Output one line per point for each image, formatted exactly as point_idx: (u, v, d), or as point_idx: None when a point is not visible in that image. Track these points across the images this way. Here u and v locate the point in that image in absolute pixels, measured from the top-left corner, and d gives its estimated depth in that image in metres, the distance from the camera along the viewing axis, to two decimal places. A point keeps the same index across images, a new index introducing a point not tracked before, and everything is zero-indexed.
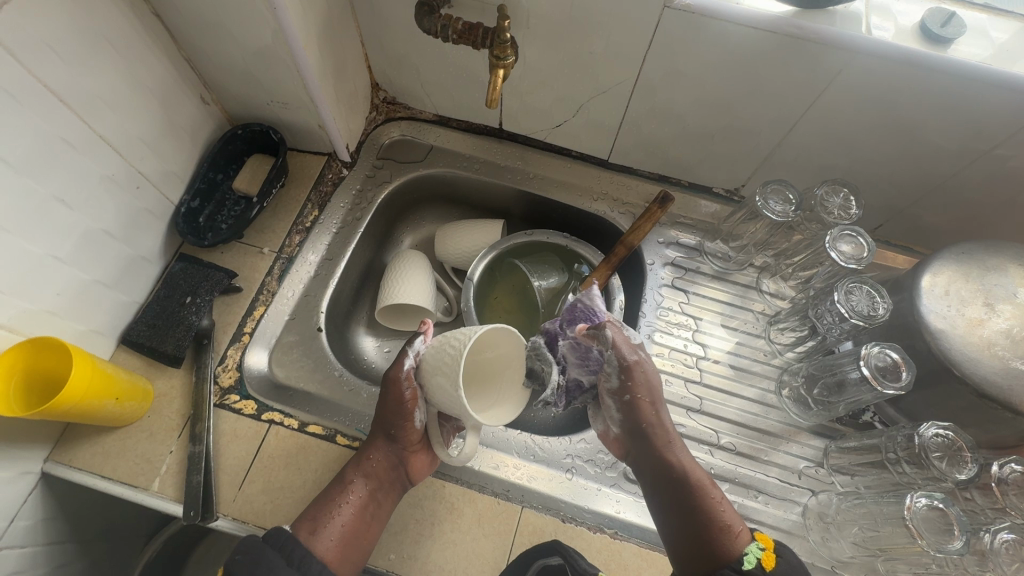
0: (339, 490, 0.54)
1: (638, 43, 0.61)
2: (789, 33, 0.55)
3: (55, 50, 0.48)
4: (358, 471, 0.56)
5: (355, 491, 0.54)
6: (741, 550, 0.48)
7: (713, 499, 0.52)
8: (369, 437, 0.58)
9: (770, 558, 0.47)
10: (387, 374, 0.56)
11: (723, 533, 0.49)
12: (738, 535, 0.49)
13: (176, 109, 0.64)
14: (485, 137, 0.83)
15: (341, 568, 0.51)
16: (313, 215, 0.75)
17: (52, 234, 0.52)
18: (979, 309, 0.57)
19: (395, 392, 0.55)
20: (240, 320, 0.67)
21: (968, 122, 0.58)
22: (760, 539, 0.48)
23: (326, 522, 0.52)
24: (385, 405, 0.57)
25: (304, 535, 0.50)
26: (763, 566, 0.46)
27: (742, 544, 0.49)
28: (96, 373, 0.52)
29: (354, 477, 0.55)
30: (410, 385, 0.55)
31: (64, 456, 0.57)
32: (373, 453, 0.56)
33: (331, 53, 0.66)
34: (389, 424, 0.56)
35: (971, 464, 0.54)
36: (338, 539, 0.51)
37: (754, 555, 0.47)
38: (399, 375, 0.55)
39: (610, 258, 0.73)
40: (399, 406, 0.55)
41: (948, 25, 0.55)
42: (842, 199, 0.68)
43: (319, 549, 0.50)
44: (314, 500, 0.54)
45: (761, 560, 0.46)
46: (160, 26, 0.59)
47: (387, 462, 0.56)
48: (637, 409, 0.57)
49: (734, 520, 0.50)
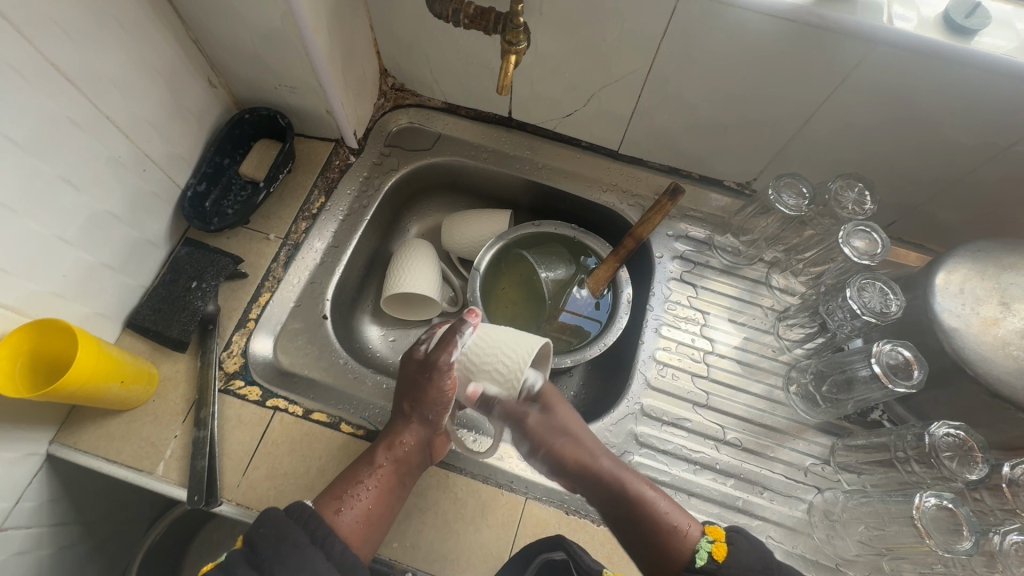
0: (366, 472, 0.55)
1: (653, 31, 0.60)
2: (808, 23, 0.54)
3: (62, 28, 0.48)
4: (387, 454, 0.56)
5: (382, 475, 0.55)
6: (694, 545, 0.54)
7: (660, 509, 0.56)
8: (399, 416, 0.58)
9: (720, 548, 0.53)
10: (433, 360, 0.54)
11: (676, 538, 0.55)
12: (689, 536, 0.55)
13: (183, 92, 0.63)
14: (494, 126, 0.82)
15: (363, 547, 0.53)
16: (320, 202, 0.74)
17: (59, 215, 0.52)
18: (993, 307, 0.56)
19: (437, 380, 0.54)
20: (246, 306, 0.67)
21: (988, 118, 0.57)
22: (709, 532, 0.54)
23: (352, 502, 0.53)
24: (421, 388, 0.56)
25: (329, 514, 0.52)
26: (715, 558, 0.52)
27: (692, 541, 0.54)
28: (102, 356, 0.52)
29: (383, 460, 0.56)
30: (451, 377, 0.54)
31: (70, 438, 0.57)
32: (404, 436, 0.57)
33: (340, 37, 0.65)
34: (422, 407, 0.56)
35: (982, 464, 0.54)
36: (362, 520, 0.53)
37: (706, 549, 0.53)
38: (443, 366, 0.53)
39: (620, 250, 0.71)
40: (438, 392, 0.54)
41: (973, 15, 0.53)
42: (857, 193, 0.66)
43: (342, 529, 0.52)
44: (339, 477, 0.55)
45: (712, 553, 0.53)
46: (168, 7, 0.58)
47: (415, 445, 0.57)
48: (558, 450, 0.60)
49: (685, 522, 0.55)
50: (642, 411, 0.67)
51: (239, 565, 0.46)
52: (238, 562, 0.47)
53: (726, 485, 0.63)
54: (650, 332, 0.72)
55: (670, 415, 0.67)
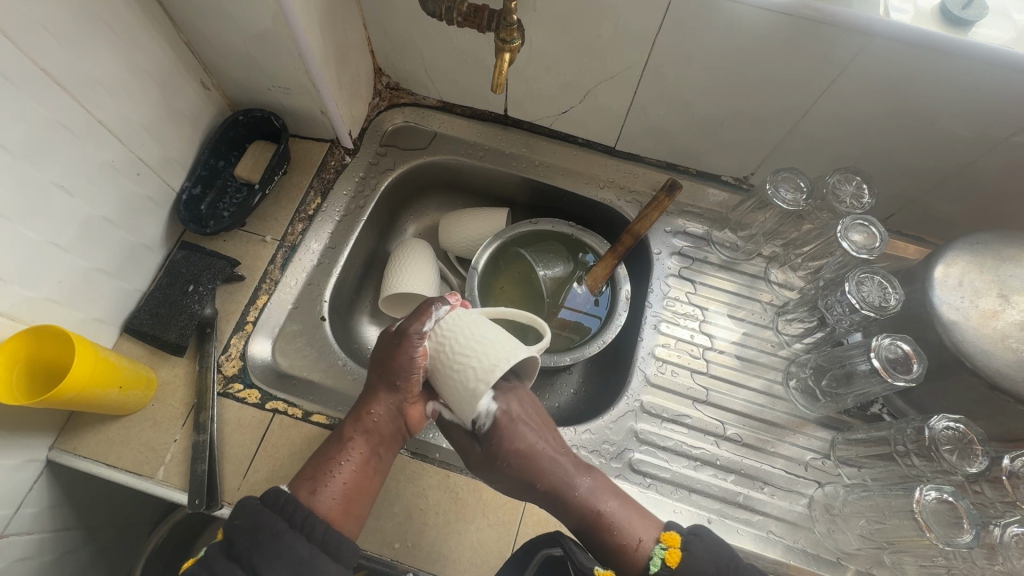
0: (339, 447, 0.54)
1: (648, 27, 0.60)
2: (804, 16, 0.53)
3: (51, 33, 0.47)
4: (358, 427, 0.55)
5: (356, 449, 0.54)
6: (646, 555, 0.52)
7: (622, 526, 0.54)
8: (370, 390, 0.57)
9: (674, 554, 0.51)
10: (403, 331, 0.52)
11: (626, 552, 0.53)
12: (641, 548, 0.53)
13: (176, 95, 0.63)
14: (490, 124, 0.82)
15: (343, 522, 0.51)
16: (316, 203, 0.74)
17: (53, 221, 0.52)
18: (992, 300, 0.56)
19: (405, 348, 0.52)
20: (244, 309, 0.67)
21: (984, 110, 0.57)
22: (665, 539, 0.53)
23: (328, 480, 0.52)
24: (391, 362, 0.54)
25: (304, 495, 0.51)
26: (666, 564, 0.51)
27: (646, 549, 0.53)
28: (100, 362, 0.52)
29: (355, 433, 0.55)
30: (422, 343, 0.52)
31: (69, 444, 0.57)
32: (373, 408, 0.55)
33: (333, 37, 0.65)
34: (392, 376, 0.54)
35: (982, 457, 0.54)
36: (341, 497, 0.52)
37: (659, 556, 0.52)
38: (411, 332, 0.51)
39: (616, 248, 0.72)
40: (409, 362, 0.53)
41: (969, 7, 0.53)
42: (855, 187, 0.66)
43: (321, 509, 0.51)
44: (313, 459, 0.54)
45: (665, 559, 0.51)
46: (159, 10, 0.58)
47: (387, 415, 0.55)
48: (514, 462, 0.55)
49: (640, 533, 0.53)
50: (642, 408, 0.67)
51: (219, 559, 0.46)
52: (217, 556, 0.47)
53: (726, 481, 0.63)
54: (649, 329, 0.72)
55: (670, 412, 0.67)
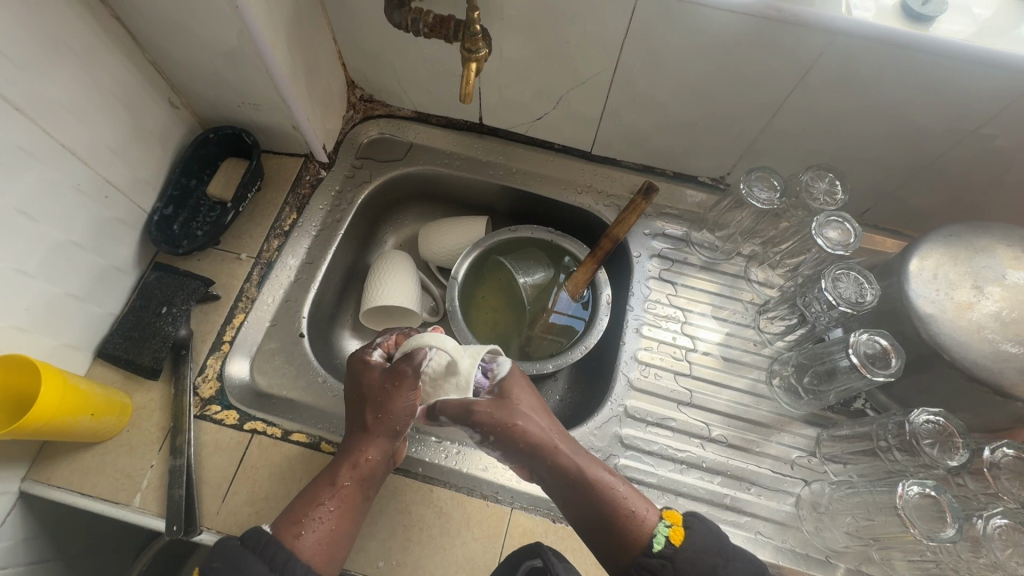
0: (328, 492, 0.51)
1: (615, 32, 0.60)
2: (768, 17, 0.54)
3: (9, 59, 0.47)
4: (350, 472, 0.52)
5: (347, 495, 0.51)
6: (651, 530, 0.49)
7: (626, 502, 0.50)
8: (356, 433, 0.54)
9: (678, 532, 0.48)
10: (403, 372, 0.52)
11: (630, 525, 0.49)
12: (646, 523, 0.49)
13: (143, 115, 0.62)
14: (466, 134, 0.81)
15: (328, 569, 0.48)
16: (292, 219, 0.74)
17: (17, 248, 0.51)
18: (968, 292, 0.56)
19: (403, 391, 0.52)
20: (220, 328, 0.66)
21: (949, 104, 0.57)
22: (667, 516, 0.49)
23: (313, 525, 0.48)
24: (390, 404, 0.52)
25: (290, 540, 0.47)
26: (672, 542, 0.48)
27: (650, 525, 0.49)
28: (69, 389, 0.51)
29: (347, 479, 0.51)
30: (417, 388, 0.53)
31: (42, 474, 0.56)
32: (368, 451, 0.52)
33: (302, 52, 0.65)
34: (387, 419, 0.53)
35: (963, 449, 0.55)
36: (331, 544, 0.49)
37: (663, 533, 0.48)
38: (411, 376, 0.52)
39: (597, 251, 0.71)
40: (406, 403, 0.53)
41: (929, 2, 0.53)
42: (828, 184, 0.67)
43: (308, 555, 0.47)
44: (297, 501, 0.50)
45: (670, 537, 0.48)
46: (122, 30, 0.57)
47: (380, 459, 0.53)
48: (506, 437, 0.51)
49: (643, 508, 0.50)
50: (626, 413, 0.67)
51: None
52: None
53: (712, 483, 0.63)
54: (631, 332, 0.72)
55: (655, 416, 0.67)
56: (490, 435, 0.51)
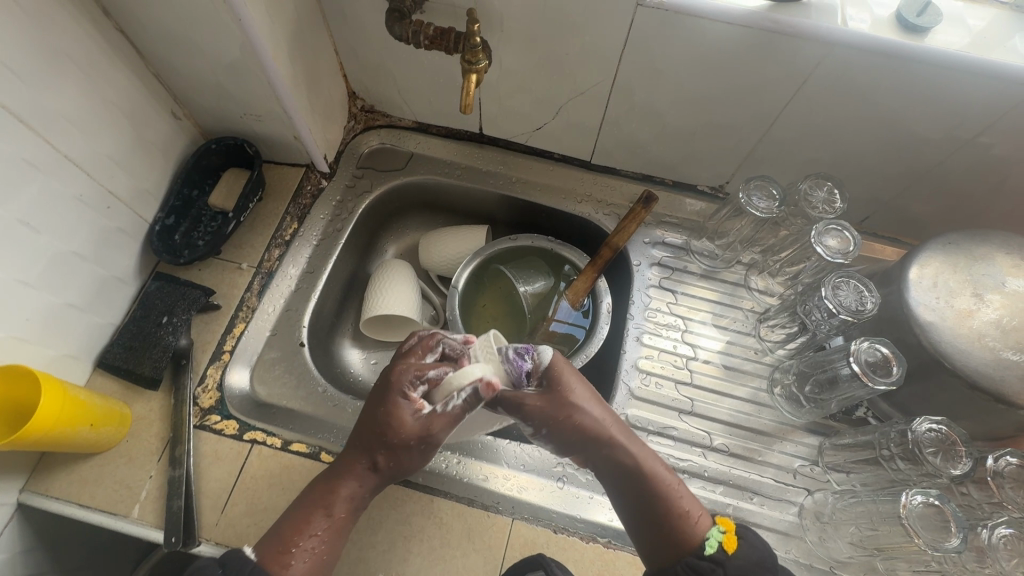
0: (322, 521, 0.50)
1: (613, 43, 0.60)
2: (764, 28, 0.55)
3: (13, 72, 0.47)
4: (347, 505, 0.51)
5: (338, 527, 0.50)
6: (703, 535, 0.51)
7: (677, 499, 0.52)
8: (358, 463, 0.52)
9: (731, 540, 0.50)
10: (436, 426, 0.50)
11: (681, 524, 0.51)
12: (696, 524, 0.51)
13: (146, 126, 0.63)
14: (466, 143, 0.82)
15: None
16: (293, 228, 0.74)
17: (17, 259, 0.51)
18: (968, 299, 0.56)
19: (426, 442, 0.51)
20: (220, 338, 0.66)
21: (946, 113, 0.58)
22: (721, 522, 0.51)
23: (305, 555, 0.48)
24: (409, 450, 0.51)
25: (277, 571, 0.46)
26: (724, 548, 0.49)
27: (703, 528, 0.51)
28: (69, 400, 0.51)
29: (342, 512, 0.50)
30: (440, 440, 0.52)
31: (41, 485, 0.56)
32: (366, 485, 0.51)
33: (303, 64, 0.65)
34: (397, 461, 0.51)
35: (966, 458, 0.54)
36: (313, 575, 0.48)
37: (716, 538, 0.50)
38: (441, 428, 0.50)
39: (597, 260, 0.71)
40: (424, 452, 0.52)
41: (924, 14, 0.54)
42: (826, 192, 0.67)
43: None
44: (289, 525, 0.49)
45: (722, 543, 0.50)
46: (125, 43, 0.58)
47: (373, 491, 0.53)
48: (561, 425, 0.54)
49: (692, 508, 0.52)
50: (627, 422, 0.67)
51: None
52: None
53: (715, 493, 0.63)
54: (632, 341, 0.72)
55: (657, 425, 0.66)
56: (546, 425, 0.54)
